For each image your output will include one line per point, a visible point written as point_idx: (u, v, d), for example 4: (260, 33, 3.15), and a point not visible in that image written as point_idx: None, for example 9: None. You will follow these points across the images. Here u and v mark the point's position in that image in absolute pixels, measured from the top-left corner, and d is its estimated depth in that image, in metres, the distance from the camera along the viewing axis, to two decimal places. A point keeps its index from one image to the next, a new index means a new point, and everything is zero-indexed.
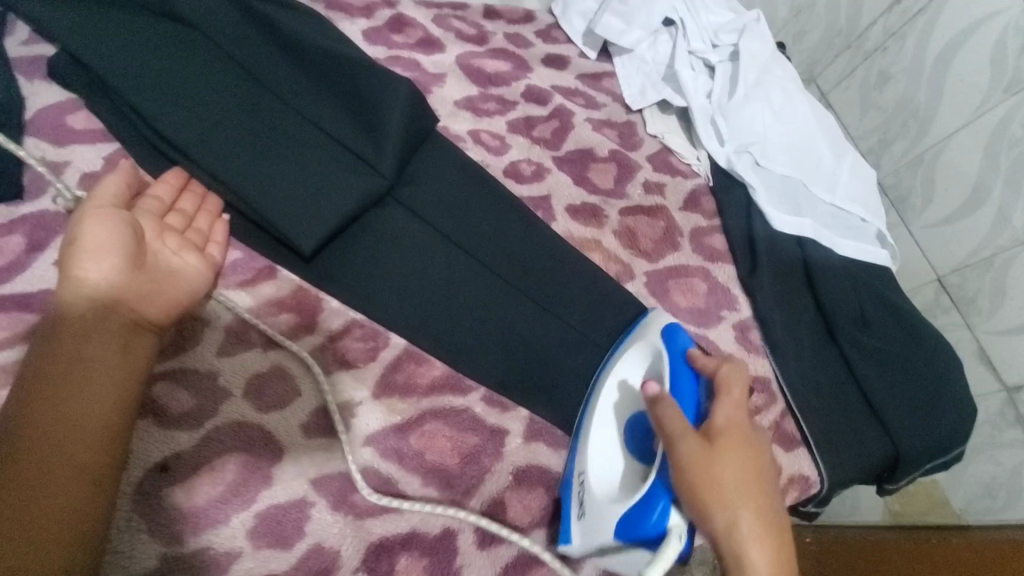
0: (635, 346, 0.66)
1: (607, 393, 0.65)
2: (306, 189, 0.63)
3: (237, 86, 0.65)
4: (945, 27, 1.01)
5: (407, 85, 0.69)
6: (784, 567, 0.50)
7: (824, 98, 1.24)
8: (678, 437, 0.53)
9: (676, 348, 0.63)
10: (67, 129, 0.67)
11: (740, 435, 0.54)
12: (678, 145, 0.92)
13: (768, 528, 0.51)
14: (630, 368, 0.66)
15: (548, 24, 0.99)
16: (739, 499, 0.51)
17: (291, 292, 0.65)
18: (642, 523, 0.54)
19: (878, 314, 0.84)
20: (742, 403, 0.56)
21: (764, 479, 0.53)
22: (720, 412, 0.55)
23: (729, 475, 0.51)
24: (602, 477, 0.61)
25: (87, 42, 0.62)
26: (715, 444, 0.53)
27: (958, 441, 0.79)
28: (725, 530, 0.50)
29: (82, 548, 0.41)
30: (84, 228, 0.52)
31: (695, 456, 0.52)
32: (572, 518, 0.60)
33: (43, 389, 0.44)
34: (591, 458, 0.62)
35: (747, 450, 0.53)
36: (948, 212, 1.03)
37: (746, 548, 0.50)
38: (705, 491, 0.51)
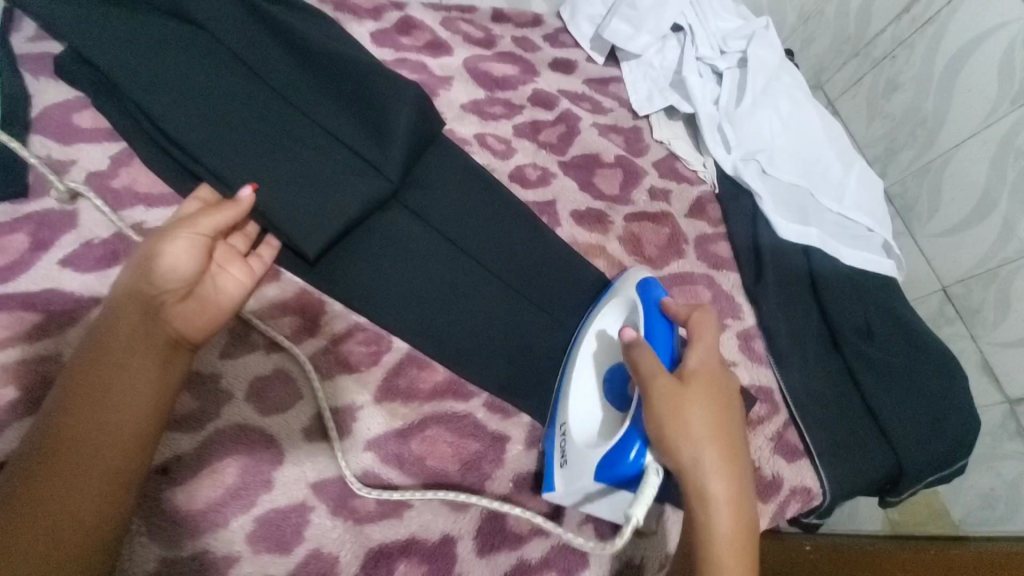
0: (613, 301, 0.66)
1: (586, 345, 0.65)
2: (311, 192, 0.63)
3: (246, 88, 0.66)
4: (953, 36, 1.00)
5: (416, 90, 0.69)
6: (744, 501, 0.50)
7: (832, 105, 1.24)
8: (652, 375, 0.52)
9: (649, 299, 0.61)
10: (74, 128, 0.66)
11: (713, 377, 0.53)
12: (685, 152, 0.92)
13: (733, 466, 0.50)
14: (607, 320, 0.66)
15: (556, 27, 0.98)
16: (709, 438, 0.50)
17: (295, 295, 0.64)
18: (619, 462, 0.52)
19: (884, 325, 0.83)
20: (716, 348, 0.55)
21: (733, 422, 0.52)
22: (694, 357, 0.54)
23: (699, 414, 0.50)
24: (583, 424, 0.60)
25: (95, 41, 0.62)
26: (688, 385, 0.52)
27: (961, 453, 0.78)
28: (692, 464, 0.49)
29: (89, 562, 0.42)
30: (161, 243, 0.52)
31: (667, 394, 0.51)
32: (556, 466, 0.60)
33: (79, 398, 0.46)
34: (571, 408, 0.61)
35: (717, 392, 0.52)
36: (954, 221, 1.02)
37: (709, 482, 0.49)
38: (675, 428, 0.49)
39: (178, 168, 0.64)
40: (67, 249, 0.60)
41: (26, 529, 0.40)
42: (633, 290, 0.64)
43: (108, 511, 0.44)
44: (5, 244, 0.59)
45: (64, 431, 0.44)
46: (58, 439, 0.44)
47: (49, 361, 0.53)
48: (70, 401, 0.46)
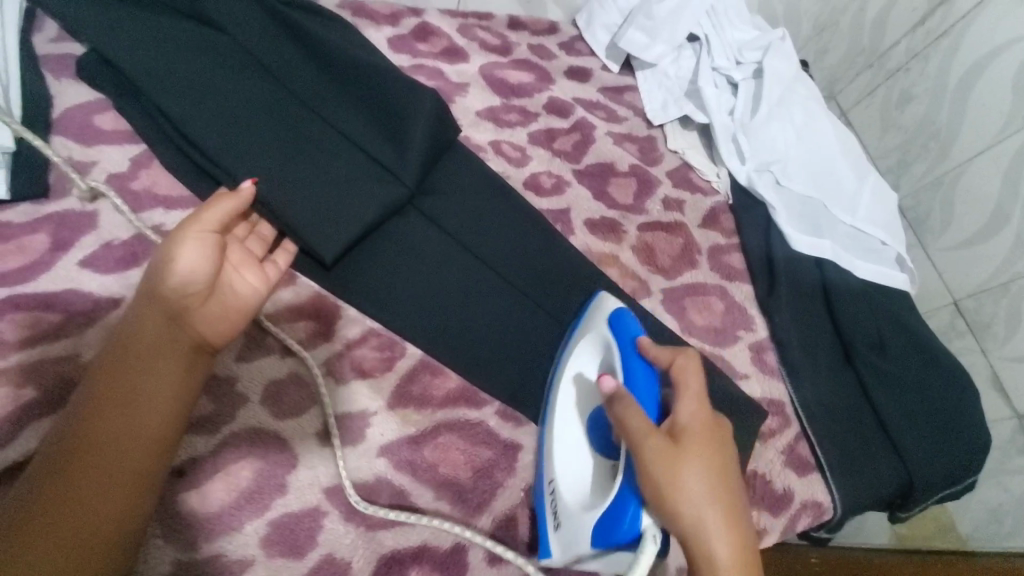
0: (586, 339, 0.64)
1: (564, 392, 0.63)
2: (328, 196, 0.63)
3: (265, 92, 0.66)
4: (969, 49, 1.00)
5: (433, 96, 0.69)
6: (752, 561, 0.48)
7: (845, 116, 1.24)
8: (643, 438, 0.49)
9: (625, 336, 0.59)
10: (94, 129, 0.67)
11: (705, 431, 0.50)
12: (699, 162, 0.92)
13: (736, 524, 0.48)
14: (583, 361, 0.63)
15: (572, 35, 0.98)
16: (708, 499, 0.48)
17: (310, 299, 0.65)
18: (614, 529, 0.50)
19: (896, 339, 0.83)
20: (705, 395, 0.53)
21: (732, 475, 0.50)
22: (684, 409, 0.52)
23: (696, 474, 0.48)
24: (573, 481, 0.58)
25: (117, 43, 0.62)
26: (681, 444, 0.49)
27: (974, 469, 0.78)
28: (693, 529, 0.47)
29: (108, 562, 0.43)
30: (174, 240, 0.51)
31: (660, 458, 0.48)
32: (550, 530, 0.57)
33: (101, 400, 0.46)
34: (558, 465, 0.59)
35: (713, 447, 0.50)
36: (966, 235, 1.02)
37: (714, 548, 0.47)
38: (672, 494, 0.47)
39: (198, 171, 0.65)
40: (87, 250, 0.60)
41: (49, 530, 0.41)
42: (605, 327, 0.62)
43: (128, 514, 0.44)
44: (27, 244, 0.59)
45: (85, 435, 0.45)
46: (80, 443, 0.44)
47: (68, 362, 0.54)
48: (91, 405, 0.46)
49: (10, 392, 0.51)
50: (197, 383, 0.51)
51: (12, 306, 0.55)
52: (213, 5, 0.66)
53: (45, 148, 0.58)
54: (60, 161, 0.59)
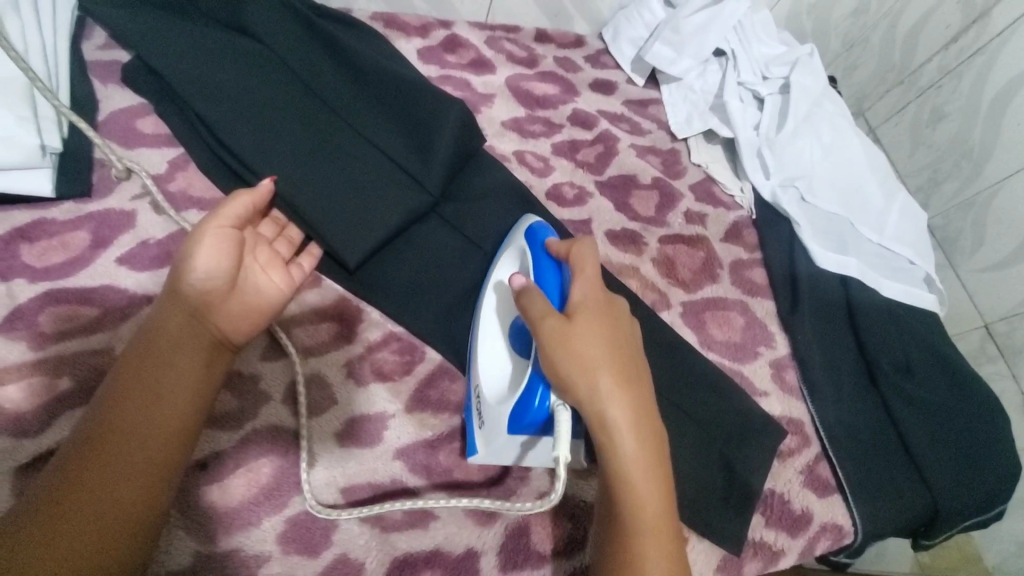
0: (506, 253, 0.66)
1: (487, 302, 0.63)
2: (355, 201, 0.65)
3: (296, 97, 0.68)
4: (1004, 67, 0.98)
5: (460, 107, 0.71)
6: (648, 422, 0.48)
7: (872, 133, 1.22)
8: (541, 317, 0.51)
9: (535, 240, 0.61)
10: (135, 133, 0.69)
11: (599, 307, 0.52)
12: (722, 176, 0.91)
13: (631, 389, 0.48)
14: (502, 269, 0.65)
15: (597, 49, 0.99)
16: (602, 365, 0.48)
17: (334, 301, 0.65)
18: (528, 409, 0.52)
19: (923, 362, 0.81)
20: (599, 277, 0.54)
21: (628, 344, 0.51)
22: (579, 289, 0.53)
23: (590, 341, 0.49)
24: (495, 380, 0.59)
25: (159, 50, 0.65)
26: (573, 317, 0.50)
27: (1001, 497, 0.75)
28: (589, 393, 0.47)
29: (131, 550, 0.44)
30: (192, 241, 0.53)
31: (553, 331, 0.49)
32: (475, 428, 0.58)
33: (126, 391, 0.48)
34: (481, 367, 0.60)
35: (605, 318, 0.51)
36: (999, 257, 1.01)
37: (609, 408, 0.47)
38: (566, 360, 0.48)
39: (230, 174, 0.67)
40: (124, 248, 0.62)
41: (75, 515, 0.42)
42: (522, 237, 0.64)
43: (145, 500, 0.45)
44: (68, 240, 0.61)
45: (106, 426, 0.46)
46: (101, 433, 0.46)
47: (102, 354, 0.56)
48: (116, 395, 0.48)
49: (47, 382, 0.53)
50: (215, 380, 0.53)
51: (52, 300, 0.57)
52: (250, 14, 0.69)
53: (86, 127, 0.59)
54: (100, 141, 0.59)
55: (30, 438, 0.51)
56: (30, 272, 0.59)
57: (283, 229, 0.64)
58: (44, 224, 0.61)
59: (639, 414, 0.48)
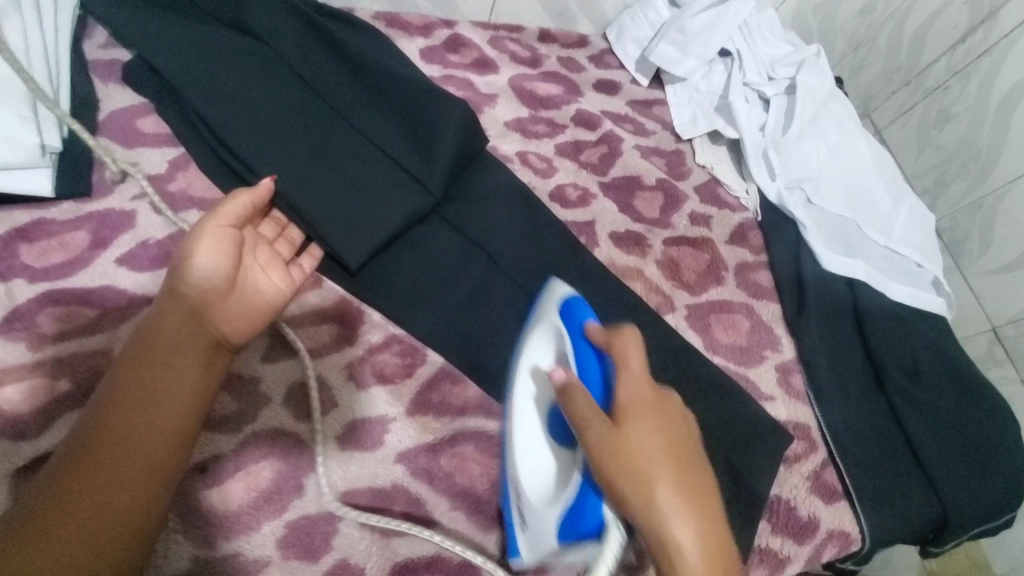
0: (539, 330, 0.60)
1: (521, 385, 0.57)
2: (356, 203, 0.65)
3: (297, 97, 0.68)
4: (1013, 68, 0.97)
5: (462, 108, 0.71)
6: (713, 536, 0.46)
7: (879, 134, 1.21)
8: (587, 423, 0.49)
9: (574, 324, 0.60)
10: (137, 132, 0.68)
11: (650, 409, 0.51)
12: (727, 177, 0.90)
13: (691, 501, 0.47)
14: (537, 351, 0.58)
15: (601, 49, 0.98)
16: (659, 478, 0.47)
17: (335, 302, 0.65)
18: (579, 522, 0.50)
19: (931, 366, 0.80)
20: (645, 370, 0.53)
21: (683, 447, 0.50)
22: (625, 389, 0.52)
23: (644, 450, 0.48)
24: (535, 477, 0.53)
25: (159, 49, 0.64)
26: (623, 424, 0.50)
27: (1011, 504, 0.74)
28: (647, 507, 0.46)
29: (128, 552, 0.43)
30: (192, 240, 0.53)
31: (605, 441, 0.48)
32: (516, 531, 0.53)
33: (124, 391, 0.48)
34: (521, 462, 0.54)
35: (657, 422, 0.50)
36: (1009, 260, 1.00)
37: (670, 527, 0.46)
38: (621, 473, 0.47)
39: (230, 173, 0.66)
40: (124, 248, 0.62)
41: (71, 516, 0.42)
42: (556, 316, 0.60)
43: (143, 502, 0.45)
44: (68, 240, 0.61)
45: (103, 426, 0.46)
46: (98, 434, 0.46)
47: (100, 356, 0.55)
48: (114, 396, 0.48)
49: (46, 384, 0.53)
50: (215, 378, 0.52)
51: (50, 300, 0.57)
52: (252, 14, 0.69)
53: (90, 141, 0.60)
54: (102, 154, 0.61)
55: (27, 441, 0.51)
56: (29, 272, 0.58)
57: (285, 229, 0.64)
58: (44, 224, 0.61)
59: (703, 528, 0.47)
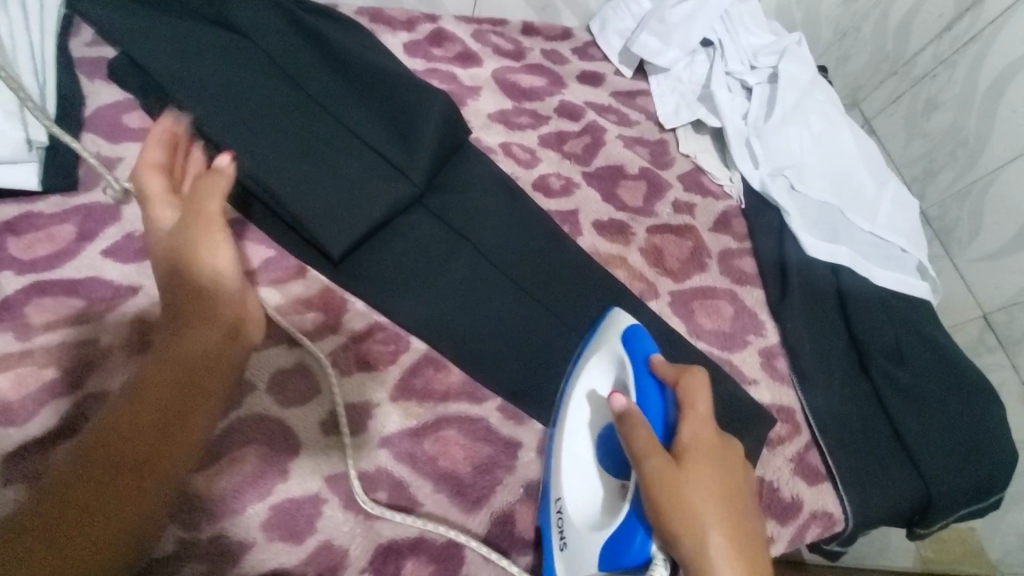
0: (597, 356, 0.62)
1: (576, 408, 0.61)
2: (339, 193, 0.65)
3: (280, 91, 0.69)
4: (999, 56, 0.97)
5: (443, 98, 0.72)
6: None
7: (868, 123, 1.21)
8: (647, 455, 0.49)
9: (639, 354, 0.57)
10: (122, 127, 0.70)
11: (711, 454, 0.50)
12: (711, 166, 0.91)
13: (741, 552, 0.48)
14: (594, 377, 0.62)
15: (585, 41, 0.99)
16: (712, 522, 0.47)
17: (319, 291, 0.65)
18: (623, 552, 0.50)
19: (916, 350, 0.81)
20: (709, 412, 0.52)
21: (738, 496, 0.50)
22: (688, 429, 0.51)
23: (702, 494, 0.48)
24: (580, 500, 0.57)
25: (142, 45, 0.65)
26: (684, 464, 0.49)
27: (996, 487, 0.75)
28: (697, 551, 0.47)
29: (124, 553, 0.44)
30: (194, 238, 0.57)
31: (663, 479, 0.48)
32: (555, 548, 0.56)
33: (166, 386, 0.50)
34: (567, 483, 0.57)
35: (716, 470, 0.50)
36: (997, 246, 1.00)
37: (717, 575, 0.46)
38: (674, 514, 0.47)
39: (213, 166, 0.67)
40: (110, 240, 0.63)
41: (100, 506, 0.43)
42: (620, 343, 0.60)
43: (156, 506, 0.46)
44: (55, 233, 0.62)
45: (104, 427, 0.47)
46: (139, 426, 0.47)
47: (87, 345, 0.56)
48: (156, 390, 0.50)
49: (34, 372, 0.54)
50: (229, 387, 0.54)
51: (38, 291, 0.58)
52: (234, 11, 0.70)
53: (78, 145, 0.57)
54: (90, 159, 0.58)
55: (15, 427, 0.51)
56: (18, 264, 0.59)
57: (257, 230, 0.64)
58: (30, 217, 0.62)
59: None
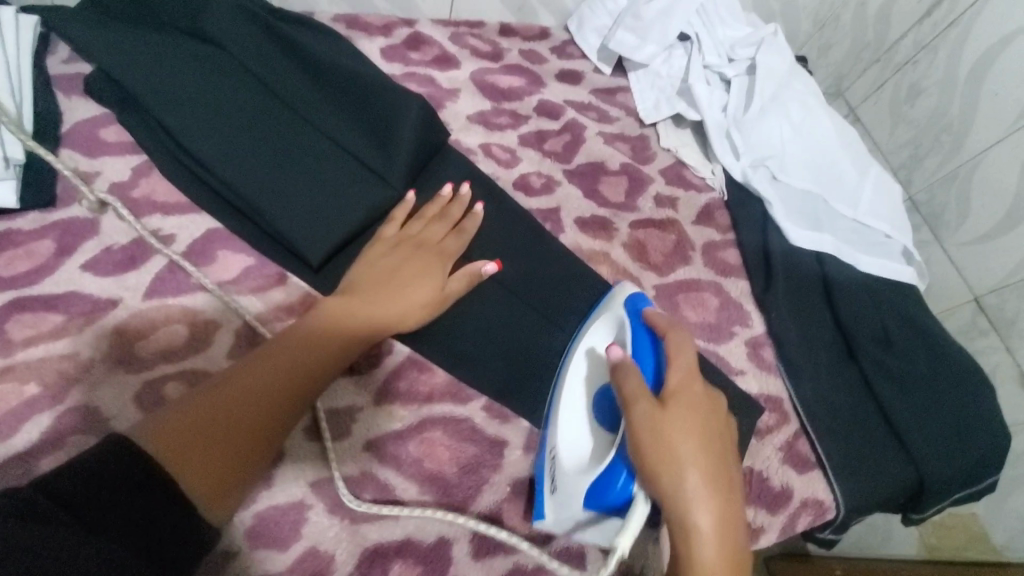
0: (600, 319, 0.64)
1: (576, 364, 0.62)
2: (318, 200, 0.66)
3: (257, 100, 0.69)
4: (980, 39, 0.97)
5: (419, 101, 0.72)
6: (729, 537, 0.46)
7: (853, 112, 1.22)
8: (635, 400, 0.49)
9: (635, 312, 0.60)
10: (99, 142, 0.70)
11: (696, 401, 0.50)
12: (692, 159, 0.91)
13: (720, 498, 0.47)
14: (596, 337, 0.63)
15: (563, 39, 1.00)
16: (693, 465, 0.47)
17: (300, 298, 0.65)
18: (607, 490, 0.51)
19: (903, 335, 0.81)
20: (696, 367, 0.53)
21: (722, 446, 0.49)
22: (675, 378, 0.52)
23: (684, 438, 0.47)
24: (573, 449, 0.58)
25: (115, 58, 0.65)
26: (668, 407, 0.49)
27: (988, 470, 0.75)
28: (676, 489, 0.46)
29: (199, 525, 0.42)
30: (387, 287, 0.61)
31: (648, 418, 0.48)
32: (546, 493, 0.57)
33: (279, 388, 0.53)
34: (561, 430, 0.59)
35: (701, 416, 0.49)
36: (985, 230, 1.00)
37: (694, 514, 0.45)
38: (658, 452, 0.47)
39: (192, 178, 0.67)
40: (88, 255, 0.63)
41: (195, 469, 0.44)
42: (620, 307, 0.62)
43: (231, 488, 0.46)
44: (34, 250, 0.62)
45: (191, 423, 0.46)
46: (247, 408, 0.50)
47: (67, 360, 0.56)
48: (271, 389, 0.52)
49: (13, 388, 0.54)
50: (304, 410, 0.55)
51: (17, 308, 0.58)
52: (206, 20, 0.69)
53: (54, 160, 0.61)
54: (67, 173, 0.61)
55: None
56: None
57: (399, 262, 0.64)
58: (9, 235, 0.63)
59: (723, 527, 0.46)
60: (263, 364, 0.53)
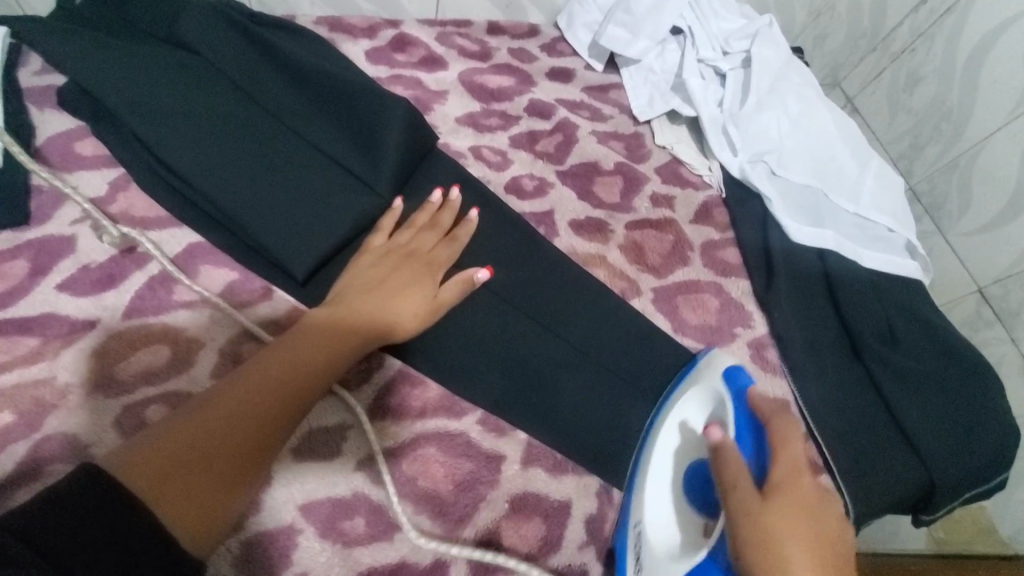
0: (695, 389, 0.63)
1: (667, 435, 0.62)
2: (304, 211, 0.63)
3: (240, 110, 0.67)
4: (977, 25, 0.95)
5: (404, 104, 0.70)
6: None
7: (851, 103, 1.20)
8: (733, 485, 0.49)
9: (736, 389, 0.60)
10: (74, 155, 0.68)
11: (804, 501, 0.48)
12: (688, 156, 0.89)
13: None
14: (690, 410, 0.62)
15: (552, 37, 0.98)
16: (797, 563, 0.44)
17: (287, 312, 0.63)
18: None
19: (907, 329, 0.79)
20: (805, 462, 0.51)
21: (833, 552, 0.47)
22: (779, 471, 0.50)
23: (789, 535, 0.46)
24: (660, 527, 0.57)
25: (88, 69, 0.62)
26: (770, 501, 0.48)
27: (999, 467, 0.72)
28: None
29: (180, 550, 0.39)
30: (385, 294, 0.59)
31: (746, 508, 0.48)
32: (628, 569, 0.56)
33: (265, 403, 0.49)
34: (648, 503, 0.58)
35: (808, 518, 0.47)
36: (987, 219, 0.97)
37: None
38: (756, 548, 0.45)
39: (175, 195, 0.65)
40: (64, 274, 0.61)
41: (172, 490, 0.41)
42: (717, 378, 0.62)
43: (213, 510, 0.43)
44: (7, 270, 0.61)
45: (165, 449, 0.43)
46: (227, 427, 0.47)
47: (43, 385, 0.54)
48: (253, 403, 0.49)
49: None
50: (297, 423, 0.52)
51: None
52: (186, 29, 0.67)
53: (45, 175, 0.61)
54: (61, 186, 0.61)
55: None
56: None
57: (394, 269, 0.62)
58: None
59: None
60: (250, 379, 0.50)
